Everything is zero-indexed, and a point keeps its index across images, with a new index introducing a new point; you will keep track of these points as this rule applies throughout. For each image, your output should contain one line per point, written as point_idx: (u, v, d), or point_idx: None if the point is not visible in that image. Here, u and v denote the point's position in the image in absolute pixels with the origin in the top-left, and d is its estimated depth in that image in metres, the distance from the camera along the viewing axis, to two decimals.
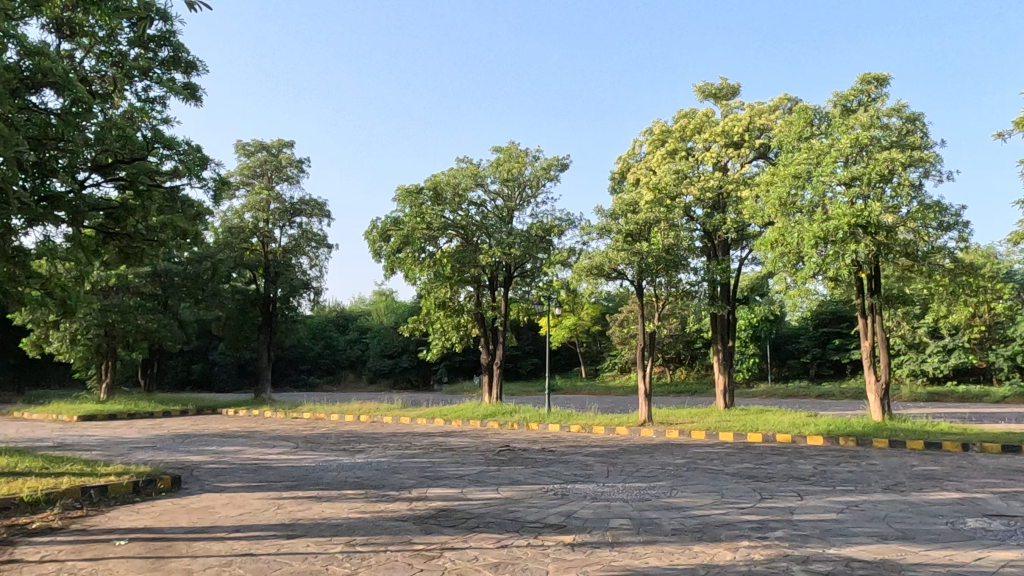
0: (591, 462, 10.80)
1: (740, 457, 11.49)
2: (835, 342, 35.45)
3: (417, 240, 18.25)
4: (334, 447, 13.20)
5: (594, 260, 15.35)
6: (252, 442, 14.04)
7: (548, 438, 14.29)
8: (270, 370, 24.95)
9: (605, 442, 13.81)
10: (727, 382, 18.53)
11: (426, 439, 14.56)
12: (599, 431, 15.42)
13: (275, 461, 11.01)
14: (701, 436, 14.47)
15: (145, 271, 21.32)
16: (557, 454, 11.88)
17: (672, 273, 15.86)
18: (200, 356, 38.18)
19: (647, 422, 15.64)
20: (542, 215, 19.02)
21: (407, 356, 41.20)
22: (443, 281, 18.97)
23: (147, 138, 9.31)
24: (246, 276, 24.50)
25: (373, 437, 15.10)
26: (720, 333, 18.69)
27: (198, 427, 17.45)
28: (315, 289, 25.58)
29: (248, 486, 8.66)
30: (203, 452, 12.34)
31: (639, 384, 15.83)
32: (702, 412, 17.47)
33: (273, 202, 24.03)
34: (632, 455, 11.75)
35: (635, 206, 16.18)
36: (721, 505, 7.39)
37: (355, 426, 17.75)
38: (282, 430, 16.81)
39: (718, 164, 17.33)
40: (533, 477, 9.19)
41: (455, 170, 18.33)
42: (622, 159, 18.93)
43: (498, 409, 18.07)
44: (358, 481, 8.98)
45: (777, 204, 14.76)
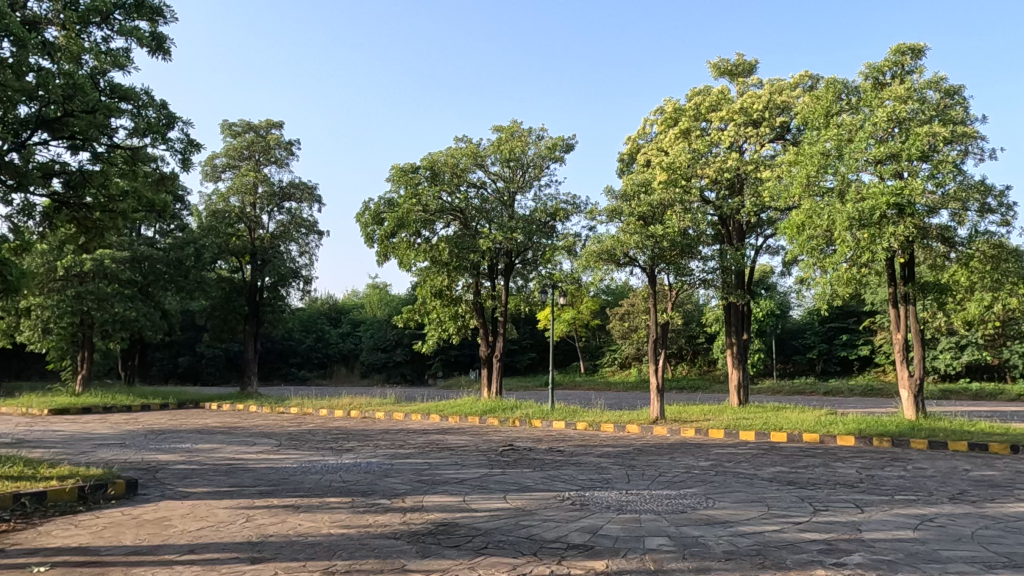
0: (606, 465, 9.67)
1: (771, 459, 10.37)
2: (843, 338, 34.46)
3: (412, 224, 17.04)
4: (320, 446, 12.04)
5: (605, 244, 14.19)
6: (231, 439, 12.86)
7: (554, 436, 13.16)
8: (257, 363, 23.79)
9: (616, 441, 12.67)
10: (742, 378, 17.40)
11: (421, 436, 13.41)
12: (608, 430, 14.29)
13: (253, 462, 9.84)
14: (720, 435, 13.34)
15: (123, 256, 20.17)
16: (567, 454, 10.74)
17: (687, 259, 14.71)
18: (188, 349, 37.05)
19: (659, 420, 14.52)
20: (545, 199, 17.86)
21: (401, 350, 40.09)
22: (441, 268, 17.79)
23: (103, 90, 8.09)
24: (232, 263, 23.37)
25: (364, 434, 13.96)
26: (734, 326, 17.56)
27: (177, 422, 16.26)
28: (305, 278, 24.40)
29: (216, 492, 7.50)
30: (175, 450, 11.16)
31: (651, 379, 14.69)
32: (715, 410, 16.32)
33: (261, 185, 22.87)
34: (649, 456, 10.62)
35: (648, 187, 15.01)
36: (772, 519, 6.25)
37: (345, 422, 16.58)
38: (266, 426, 15.64)
39: (736, 144, 16.17)
40: (545, 483, 8.05)
41: (453, 149, 17.12)
42: (631, 140, 17.76)
43: (498, 405, 16.91)
44: (343, 486, 7.83)
45: (802, 185, 13.64)
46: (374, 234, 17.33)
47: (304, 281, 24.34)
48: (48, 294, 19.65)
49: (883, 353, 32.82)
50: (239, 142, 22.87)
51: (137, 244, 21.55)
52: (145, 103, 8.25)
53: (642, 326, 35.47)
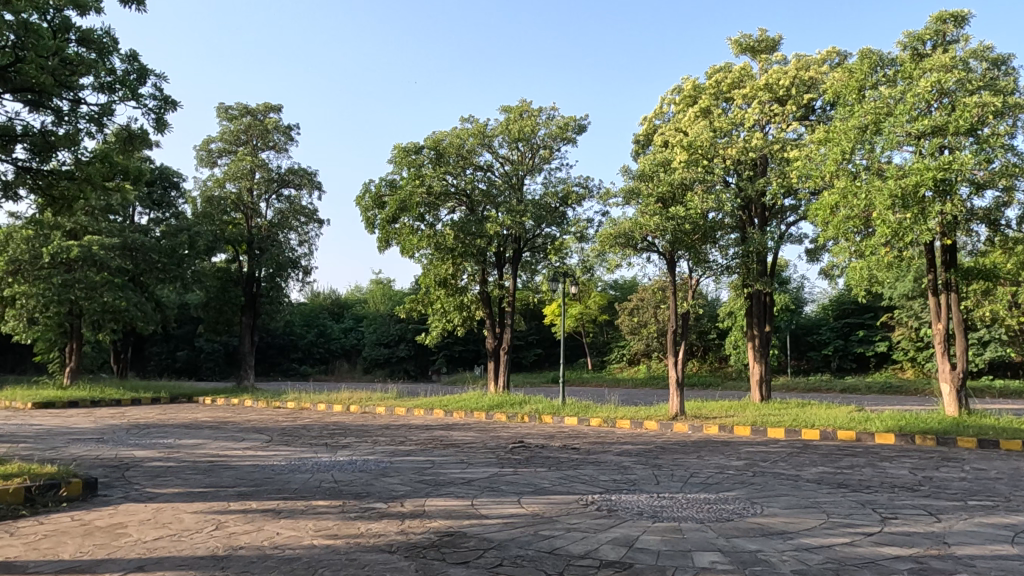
0: (630, 464, 8.71)
1: (810, 458, 9.40)
2: (860, 333, 33.39)
3: (415, 207, 16.08)
4: (315, 442, 11.09)
5: (622, 227, 13.20)
6: (218, 435, 11.92)
7: (567, 433, 12.19)
8: (254, 356, 22.91)
9: (636, 438, 11.70)
10: (764, 373, 16.43)
11: (424, 432, 12.46)
12: (625, 427, 13.33)
13: (238, 459, 8.90)
14: (747, 433, 12.35)
15: (113, 243, 19.18)
16: (584, 452, 9.77)
17: (708, 243, 13.72)
18: (186, 343, 36.31)
19: (679, 416, 13.56)
20: (555, 182, 16.88)
21: (404, 345, 39.18)
22: (446, 256, 16.82)
23: (65, 37, 7.16)
24: (228, 253, 22.47)
25: (364, 430, 13.02)
26: (756, 317, 16.57)
27: (165, 416, 15.35)
28: (304, 268, 23.51)
29: (187, 493, 6.54)
30: (155, 446, 10.22)
31: (671, 372, 13.74)
32: (737, 406, 15.37)
33: (258, 170, 21.97)
34: (674, 454, 9.66)
35: (667, 166, 14.04)
36: (837, 530, 5.28)
37: (343, 417, 15.65)
38: (260, 421, 14.73)
39: (760, 124, 15.18)
40: (564, 484, 7.09)
41: (458, 130, 16.19)
42: (647, 120, 16.77)
43: (506, 399, 15.96)
44: (334, 487, 6.87)
45: (835, 163, 12.67)
46: (375, 219, 16.38)
47: (303, 271, 23.46)
48: (34, 283, 18.66)
49: (901, 348, 31.83)
50: (235, 126, 21.98)
51: (128, 230, 20.51)
52: (111, 53, 7.32)
53: (651, 321, 34.49)
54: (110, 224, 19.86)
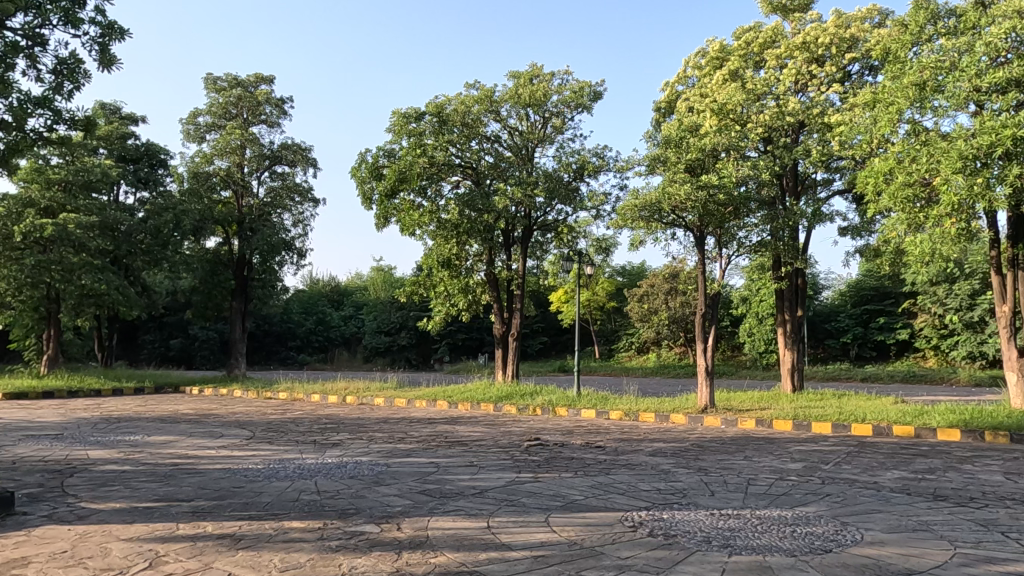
0: (669, 467, 7.36)
1: (876, 460, 8.04)
2: (881, 320, 31.96)
3: (416, 179, 14.70)
4: (301, 439, 9.75)
5: (648, 198, 11.81)
6: (195, 430, 10.59)
7: (588, 428, 10.85)
8: (245, 343, 21.58)
9: (665, 435, 10.35)
10: (796, 360, 15.11)
11: (426, 427, 11.13)
12: (649, 421, 12.01)
13: (208, 461, 7.57)
14: (789, 428, 11.00)
15: (90, 222, 17.82)
16: (611, 452, 8.42)
17: (742, 218, 12.35)
18: (180, 331, 35.01)
19: (709, 409, 12.24)
20: (568, 153, 15.43)
21: (406, 333, 37.88)
22: (450, 234, 15.47)
23: None
24: (218, 235, 21.12)
25: (359, 424, 11.67)
26: (787, 301, 15.19)
27: (144, 408, 14.04)
28: (298, 251, 22.20)
29: (130, 510, 5.19)
30: (116, 444, 8.87)
31: (701, 359, 12.43)
32: (768, 398, 14.07)
33: (248, 146, 20.65)
34: (718, 454, 8.31)
35: (696, 131, 12.64)
36: (982, 569, 3.93)
37: (337, 409, 14.31)
38: (246, 413, 13.42)
39: (797, 88, 13.75)
40: (600, 497, 5.75)
41: (463, 96, 14.75)
42: (669, 86, 15.35)
43: (516, 389, 14.67)
44: (315, 502, 5.52)
45: (885, 123, 11.27)
46: (372, 193, 14.96)
47: (297, 254, 22.16)
48: (5, 263, 17.38)
49: (924, 336, 30.47)
50: (224, 98, 20.59)
51: (110, 208, 19.35)
52: None
53: (662, 308, 33.08)
54: (89, 202, 18.52)
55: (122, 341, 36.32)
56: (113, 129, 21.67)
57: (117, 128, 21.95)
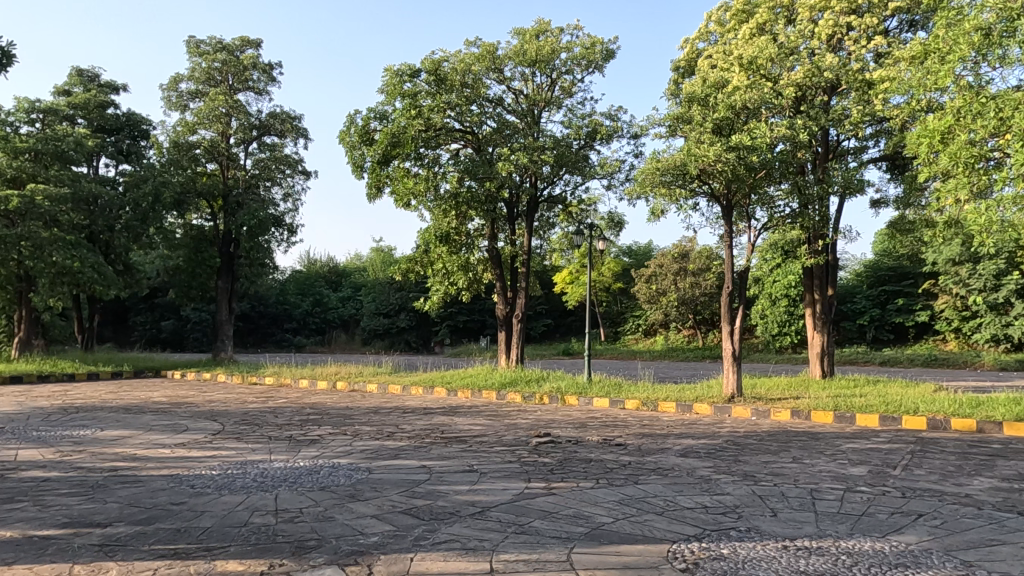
0: (709, 474, 6.11)
1: (951, 463, 6.78)
2: (899, 301, 30.66)
3: (411, 144, 13.35)
4: (276, 433, 8.50)
5: (672, 161, 10.50)
6: (159, 422, 9.35)
7: (603, 421, 9.61)
8: (232, 326, 20.34)
9: (692, 429, 9.09)
10: (826, 344, 13.89)
11: (421, 419, 9.89)
12: (670, 411, 10.77)
13: (155, 464, 6.31)
14: (830, 421, 9.75)
15: (60, 194, 16.51)
16: (636, 452, 7.16)
17: (772, 184, 11.09)
18: (171, 312, 33.87)
19: (736, 397, 11.01)
20: (579, 116, 14.07)
21: (405, 315, 36.68)
22: (450, 207, 14.18)
23: None
24: (203, 210, 19.82)
25: (346, 415, 10.43)
26: (817, 279, 13.92)
27: (113, 396, 12.80)
28: (289, 227, 20.98)
29: (20, 542, 3.95)
30: (58, 441, 7.63)
31: (727, 343, 11.19)
32: (797, 385, 12.88)
33: (233, 114, 19.29)
34: (761, 455, 7.06)
35: (722, 88, 11.30)
36: None
37: (326, 397, 13.07)
38: (224, 402, 12.19)
39: (831, 42, 12.37)
40: (634, 520, 4.49)
41: (463, 53, 13.42)
42: (689, 43, 13.95)
43: (521, 375, 13.44)
44: (267, 528, 4.29)
45: (938, 76, 9.94)
46: (363, 160, 13.57)
47: (287, 230, 20.90)
48: None
49: (944, 318, 29.21)
50: (208, 63, 19.19)
51: (85, 180, 18.14)
52: None
53: (671, 289, 31.74)
54: (61, 173, 17.26)
55: (113, 323, 35.16)
56: (91, 96, 20.30)
57: (95, 96, 20.55)
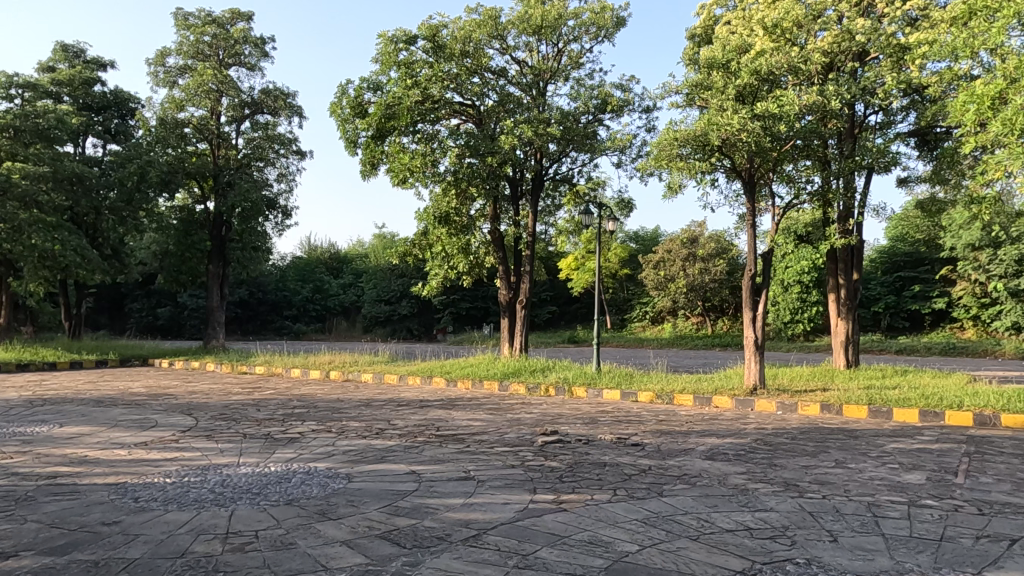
0: (744, 483, 5.24)
1: (1019, 468, 5.90)
2: (915, 288, 29.68)
3: (407, 117, 12.43)
4: (253, 429, 7.67)
5: (691, 131, 9.62)
6: (127, 416, 8.52)
7: (616, 416, 8.75)
8: (224, 313, 19.49)
9: (714, 425, 8.21)
10: (851, 332, 13.02)
11: (415, 413, 9.04)
12: (687, 405, 9.92)
13: (103, 470, 5.47)
14: (865, 416, 8.87)
15: (39, 171, 16.01)
16: (656, 455, 6.29)
17: (799, 157, 10.17)
18: (168, 299, 33.12)
19: (759, 389, 10.17)
20: (587, 86, 13.08)
21: (407, 302, 35.88)
22: (451, 186, 13.29)
23: None
24: (193, 191, 18.96)
25: (334, 407, 9.59)
26: (841, 262, 13.00)
27: (90, 387, 11.99)
28: (283, 209, 20.13)
29: None
30: (6, 439, 6.81)
31: (749, 331, 10.34)
32: (821, 375, 12.03)
33: (224, 91, 18.39)
34: (798, 458, 6.20)
35: (744, 53, 10.36)
36: None
37: (316, 388, 12.24)
38: (207, 393, 11.37)
39: (861, 6, 11.40)
40: (666, 551, 3.62)
41: (464, 19, 12.51)
42: (706, 9, 12.97)
43: (525, 364, 12.60)
44: (208, 560, 3.45)
45: (986, 35, 8.96)
46: (356, 135, 12.66)
47: (281, 213, 20.06)
48: None
49: (962, 305, 28.31)
50: (196, 37, 18.27)
51: (68, 158, 17.29)
52: None
53: (680, 275, 30.86)
54: (41, 151, 16.46)
55: (108, 310, 34.41)
56: (76, 73, 19.41)
57: (80, 72, 19.63)
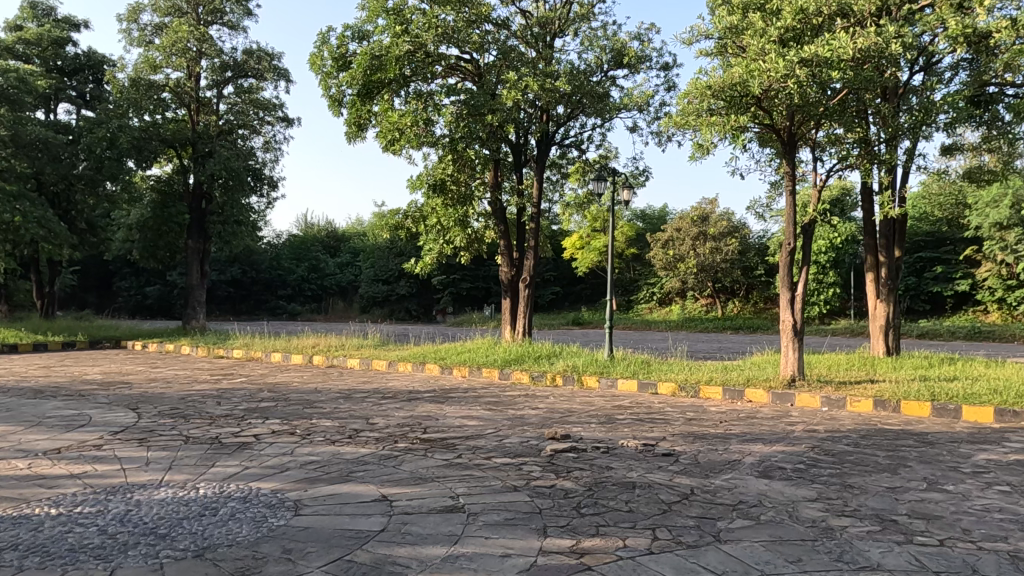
0: (823, 518, 3.93)
1: None
2: (936, 269, 28.34)
3: (396, 70, 11.03)
4: (203, 429, 6.36)
5: (724, 81, 8.29)
6: (60, 411, 7.19)
7: (636, 414, 7.45)
8: (204, 291, 18.20)
9: (755, 426, 6.91)
10: (892, 316, 11.68)
11: (401, 408, 7.73)
12: (715, 399, 8.62)
13: None
14: (928, 415, 7.55)
15: None
16: (697, 471, 4.99)
17: (846, 113, 8.81)
18: (158, 278, 31.97)
19: (797, 380, 8.89)
20: (600, 35, 11.60)
21: (405, 282, 34.59)
22: (448, 150, 11.92)
23: None
24: (170, 160, 17.64)
25: (308, 400, 8.28)
26: (883, 238, 11.64)
27: (42, 373, 10.69)
28: (270, 181, 18.76)
29: None
30: None
31: (787, 315, 9.01)
32: (861, 364, 10.73)
33: (203, 51, 16.93)
34: (877, 477, 4.89)
35: None
36: None
37: (294, 375, 10.95)
38: (170, 381, 10.06)
39: None
40: None
41: None
42: None
43: (528, 350, 11.28)
44: None
45: None
46: (340, 92, 11.27)
47: (266, 183, 18.66)
48: None
49: (986, 287, 26.95)
50: None
51: (32, 122, 15.97)
52: None
53: (690, 255, 29.52)
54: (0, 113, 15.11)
55: (97, 288, 33.18)
56: (44, 32, 17.86)
57: (49, 31, 18.03)
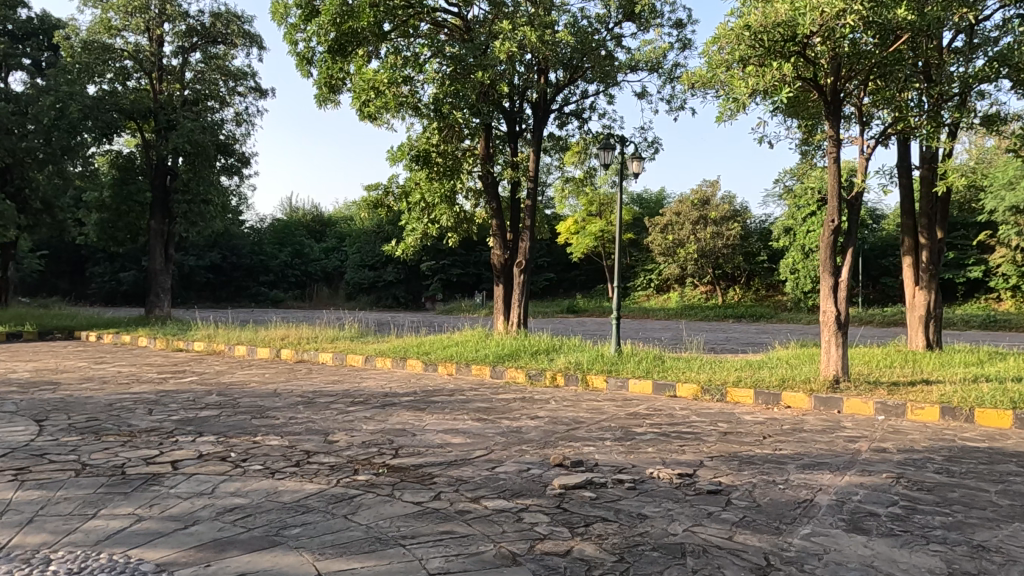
0: None
1: None
2: (948, 254, 27.29)
3: (371, 17, 9.58)
4: (113, 451, 4.96)
5: (760, 23, 6.93)
6: None
7: (658, 426, 6.10)
8: (169, 277, 16.71)
9: (809, 443, 5.57)
10: (932, 305, 10.38)
11: (372, 417, 6.35)
12: (746, 404, 7.29)
13: None
14: (1009, 426, 6.23)
15: None
16: (762, 522, 3.62)
17: (902, 64, 7.48)
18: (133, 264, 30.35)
19: (842, 381, 7.57)
20: None
21: (392, 268, 33.19)
22: (434, 118, 10.52)
23: None
24: (130, 134, 16.13)
25: (261, 406, 6.88)
26: (924, 218, 10.32)
27: None
28: (242, 157, 17.23)
29: None
30: None
31: (829, 305, 7.69)
32: (903, 360, 9.41)
33: (164, 13, 15.33)
34: (1011, 531, 3.54)
35: None
36: None
37: (254, 372, 9.53)
38: (107, 380, 8.63)
39: None
40: None
41: None
42: None
43: (524, 344, 9.86)
44: None
45: None
46: (309, 48, 9.83)
47: (237, 159, 17.15)
48: None
49: (1001, 274, 25.76)
50: None
51: None
52: None
53: (690, 240, 28.16)
54: None
55: (69, 274, 31.62)
56: None
57: None
